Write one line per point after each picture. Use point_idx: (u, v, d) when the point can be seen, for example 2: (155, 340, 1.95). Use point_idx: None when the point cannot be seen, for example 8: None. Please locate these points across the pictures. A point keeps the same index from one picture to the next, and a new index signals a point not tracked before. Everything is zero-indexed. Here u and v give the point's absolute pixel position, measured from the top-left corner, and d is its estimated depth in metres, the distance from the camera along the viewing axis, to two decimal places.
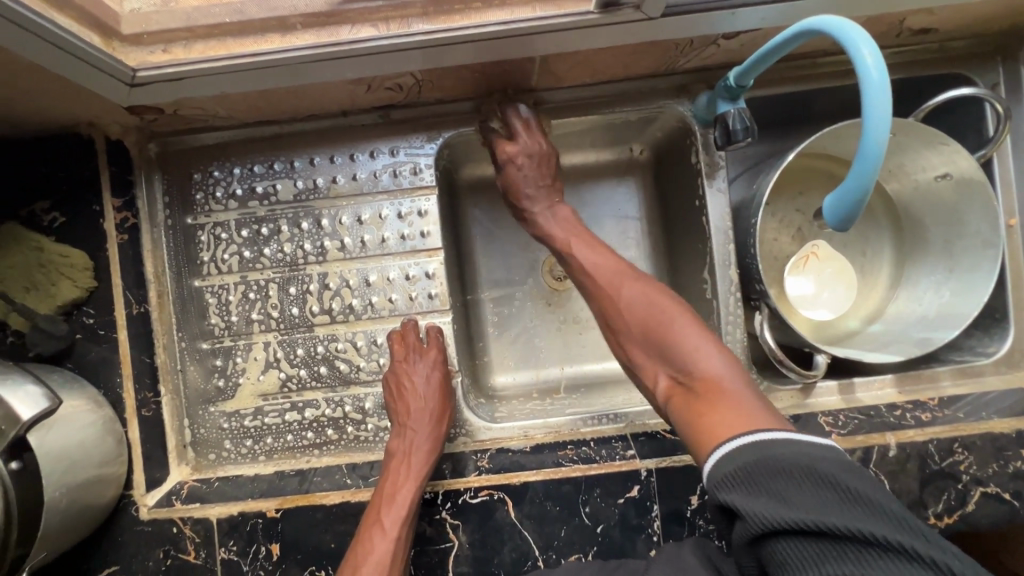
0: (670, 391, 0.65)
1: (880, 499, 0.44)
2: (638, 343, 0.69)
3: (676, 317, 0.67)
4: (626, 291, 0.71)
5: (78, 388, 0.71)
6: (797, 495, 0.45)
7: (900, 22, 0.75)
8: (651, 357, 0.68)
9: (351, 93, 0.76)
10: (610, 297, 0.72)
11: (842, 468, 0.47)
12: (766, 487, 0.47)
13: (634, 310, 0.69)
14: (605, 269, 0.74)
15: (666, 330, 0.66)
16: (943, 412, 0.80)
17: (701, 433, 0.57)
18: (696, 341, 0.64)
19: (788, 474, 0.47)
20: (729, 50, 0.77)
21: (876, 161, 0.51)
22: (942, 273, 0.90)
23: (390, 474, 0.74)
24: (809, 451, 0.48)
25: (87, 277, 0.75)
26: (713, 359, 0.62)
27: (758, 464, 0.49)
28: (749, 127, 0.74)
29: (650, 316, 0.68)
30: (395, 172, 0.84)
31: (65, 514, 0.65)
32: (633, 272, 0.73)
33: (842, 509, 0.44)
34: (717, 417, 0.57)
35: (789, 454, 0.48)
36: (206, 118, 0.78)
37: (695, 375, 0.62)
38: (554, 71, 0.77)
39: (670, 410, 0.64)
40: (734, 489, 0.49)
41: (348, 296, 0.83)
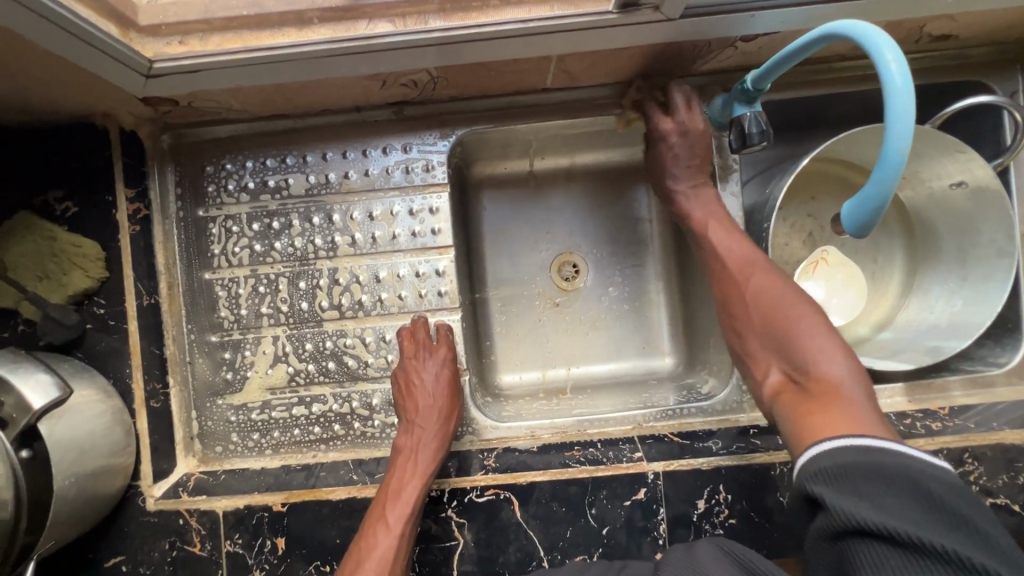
0: (779, 387, 0.67)
1: (985, 533, 0.42)
2: (756, 336, 0.71)
3: (803, 318, 0.68)
4: (755, 279, 0.73)
5: (88, 378, 0.71)
6: (893, 504, 0.44)
7: (920, 28, 0.74)
8: (768, 352, 0.70)
9: (365, 88, 0.76)
10: (737, 283, 0.74)
11: (949, 492, 0.45)
12: (861, 490, 0.47)
13: (760, 303, 0.72)
14: (730, 255, 0.76)
15: (792, 329, 0.68)
16: (953, 421, 0.79)
17: (803, 428, 0.59)
18: (828, 344, 0.65)
19: (886, 483, 0.46)
20: (747, 52, 0.77)
21: (898, 168, 0.51)
22: (955, 282, 0.89)
23: (397, 469, 0.74)
24: (917, 469, 0.47)
25: (99, 268, 0.74)
26: (839, 368, 0.62)
27: (860, 465, 0.49)
28: (765, 131, 0.73)
29: (777, 311, 0.70)
30: (408, 168, 0.84)
31: (73, 503, 0.65)
32: (764, 264, 0.75)
33: (941, 528, 0.42)
34: (825, 417, 0.58)
35: (895, 465, 0.48)
36: (220, 110, 0.78)
37: (814, 376, 0.64)
38: (570, 70, 0.77)
39: (776, 402, 0.66)
40: (827, 485, 0.49)
41: (358, 292, 0.83)
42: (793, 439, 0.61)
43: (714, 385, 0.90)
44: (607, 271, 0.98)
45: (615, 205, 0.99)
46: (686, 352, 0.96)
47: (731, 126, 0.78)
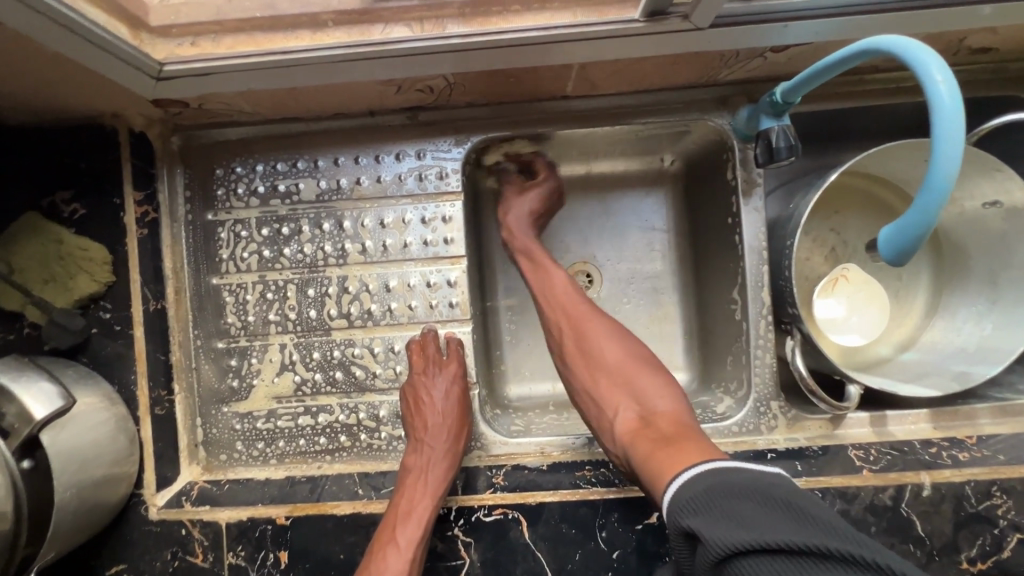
0: (627, 428, 0.66)
1: (826, 515, 0.46)
2: (601, 383, 0.71)
3: (640, 363, 0.71)
4: (596, 329, 0.75)
5: (92, 384, 0.70)
6: (752, 516, 0.46)
7: (960, 40, 0.71)
8: (614, 398, 0.69)
9: (380, 93, 0.74)
10: (584, 326, 0.75)
11: (787, 488, 0.48)
12: (723, 513, 0.47)
13: (605, 349, 0.73)
14: (580, 304, 0.77)
15: (632, 372, 0.70)
16: (982, 452, 0.76)
17: (658, 466, 0.57)
18: (655, 381, 0.69)
19: (740, 496, 0.48)
20: (776, 63, 0.74)
21: (944, 195, 0.49)
22: (984, 304, 0.86)
23: (407, 490, 0.72)
24: (757, 477, 0.50)
25: (105, 272, 0.73)
26: (673, 401, 0.67)
27: (714, 485, 0.50)
28: (793, 145, 0.71)
29: (619, 355, 0.72)
30: (421, 175, 0.82)
31: (75, 513, 0.64)
32: (597, 316, 0.76)
33: (793, 524, 0.44)
34: (672, 450, 0.58)
35: (737, 476, 0.50)
36: (231, 113, 0.77)
37: (655, 416, 0.65)
38: (591, 78, 0.74)
39: (628, 446, 0.64)
40: (695, 515, 0.49)
41: (368, 301, 0.81)
42: (651, 487, 0.58)
43: (728, 406, 0.86)
44: (620, 282, 0.95)
45: (630, 214, 0.96)
46: (701, 368, 0.94)
47: (757, 139, 0.75)
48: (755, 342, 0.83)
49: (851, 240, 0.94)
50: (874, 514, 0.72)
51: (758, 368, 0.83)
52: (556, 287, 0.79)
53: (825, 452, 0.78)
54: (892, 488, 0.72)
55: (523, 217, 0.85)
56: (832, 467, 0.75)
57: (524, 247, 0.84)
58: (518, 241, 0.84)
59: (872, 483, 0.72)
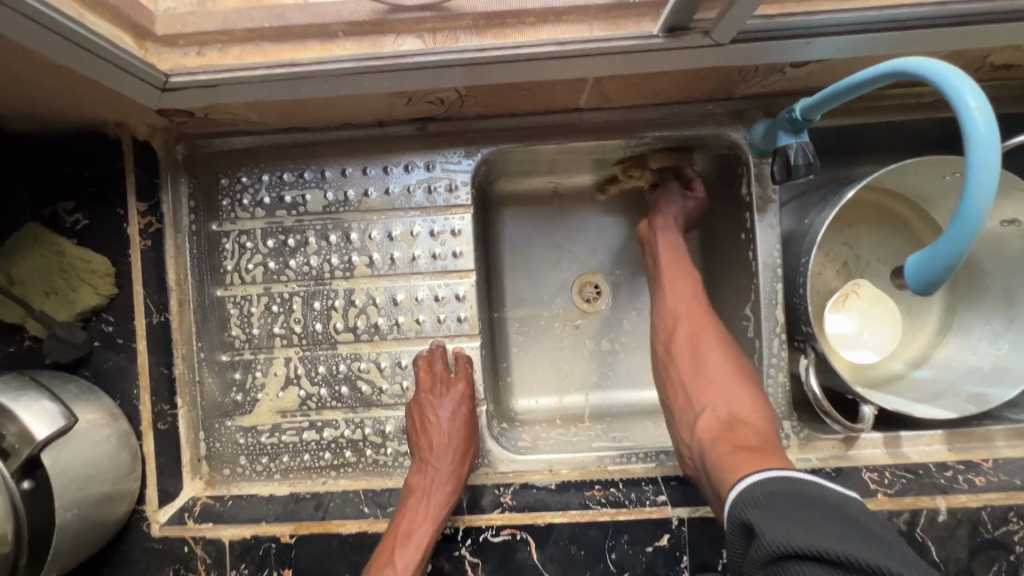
0: (709, 428, 0.66)
1: (893, 545, 0.44)
2: (697, 381, 0.72)
3: (745, 375, 0.71)
4: (710, 336, 0.76)
5: (94, 399, 0.68)
6: (817, 524, 0.45)
7: (984, 57, 0.69)
8: (705, 398, 0.70)
9: (389, 105, 0.73)
10: (690, 322, 0.77)
11: (856, 509, 0.47)
12: (786, 513, 0.47)
13: (710, 350, 0.74)
14: (697, 308, 0.78)
15: (731, 381, 0.70)
16: (998, 476, 0.74)
17: (732, 464, 0.58)
18: (753, 397, 0.69)
19: (806, 505, 0.47)
20: (795, 78, 0.72)
21: (976, 226, 0.48)
22: (1000, 323, 0.84)
23: (407, 512, 0.70)
24: (827, 493, 0.49)
25: (108, 284, 0.72)
26: (763, 420, 0.66)
27: (783, 490, 0.50)
28: (812, 163, 0.69)
29: (724, 364, 0.72)
30: (430, 187, 0.80)
31: (77, 533, 0.63)
32: (711, 321, 0.77)
33: (858, 542, 0.43)
34: (752, 455, 0.58)
35: (808, 487, 0.49)
36: (237, 122, 0.75)
37: (744, 423, 0.65)
38: (606, 91, 0.73)
39: (705, 441, 0.65)
40: (758, 511, 0.49)
41: (374, 315, 0.80)
42: (717, 481, 0.59)
43: None
44: (629, 295, 0.94)
45: None
46: None
47: (774, 155, 0.73)
48: (768, 360, 0.81)
49: (864, 255, 0.93)
50: None
51: (771, 386, 0.82)
52: (676, 288, 0.80)
53: (838, 474, 0.77)
54: (907, 513, 0.71)
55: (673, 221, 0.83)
56: (846, 489, 0.74)
57: (668, 248, 0.82)
58: (663, 240, 0.83)
59: (887, 507, 0.71)
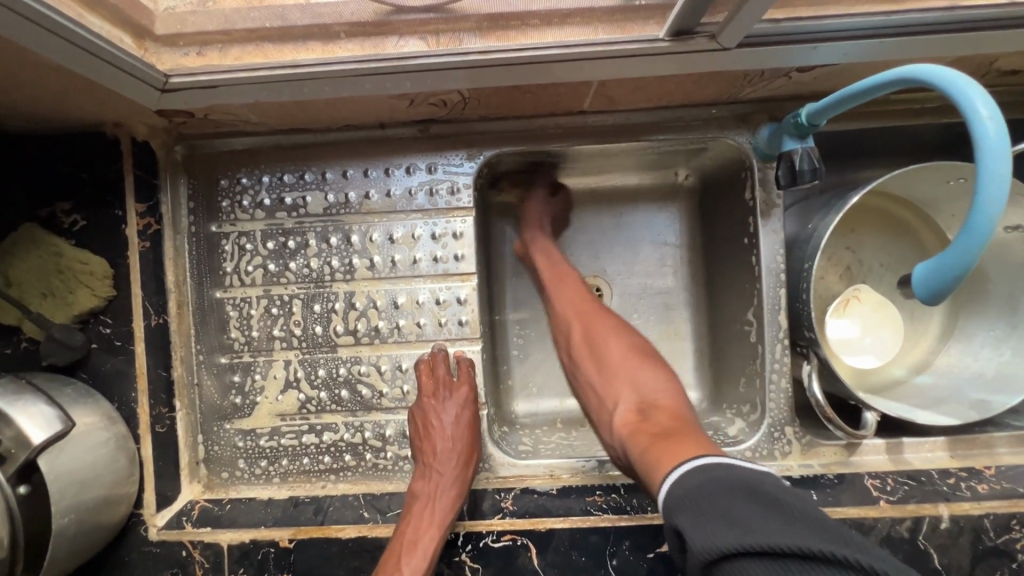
0: (626, 420, 0.65)
1: (823, 519, 0.43)
2: (603, 376, 0.71)
3: (648, 358, 0.71)
4: (605, 328, 0.75)
5: (91, 403, 0.68)
6: (744, 516, 0.43)
7: (991, 63, 0.68)
8: (615, 389, 0.69)
9: (392, 107, 0.72)
10: (586, 324, 0.76)
11: (778, 488, 0.46)
12: (713, 511, 0.45)
13: (607, 343, 0.73)
14: (586, 305, 0.78)
15: (634, 365, 0.70)
16: (1001, 484, 0.74)
17: (654, 459, 0.56)
18: (659, 376, 0.69)
19: (731, 494, 0.46)
20: (800, 82, 0.72)
21: (986, 236, 0.48)
22: (1004, 329, 0.83)
23: (412, 519, 0.70)
24: (751, 476, 0.48)
25: (106, 286, 0.71)
26: (672, 395, 0.66)
27: (704, 483, 0.48)
28: (817, 168, 0.68)
29: (622, 352, 0.72)
30: (432, 190, 0.80)
31: (74, 538, 0.62)
32: (602, 317, 0.76)
33: (784, 525, 0.42)
34: (670, 442, 0.57)
35: (728, 475, 0.48)
36: (237, 123, 0.74)
37: (654, 408, 0.64)
38: (609, 95, 0.72)
39: (626, 437, 0.63)
40: (685, 513, 0.47)
41: (375, 318, 0.79)
42: (646, 480, 0.57)
43: (741, 429, 0.84)
44: (630, 298, 0.94)
45: (642, 229, 0.95)
46: (712, 387, 0.92)
47: (779, 159, 0.72)
48: (770, 366, 0.81)
49: (866, 259, 0.92)
50: (890, 546, 0.70)
51: (773, 392, 0.81)
52: (569, 289, 0.80)
53: (840, 480, 0.77)
54: (910, 520, 0.70)
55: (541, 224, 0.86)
56: (849, 496, 0.74)
57: (545, 255, 0.84)
58: (537, 247, 0.85)
59: (890, 514, 0.71)
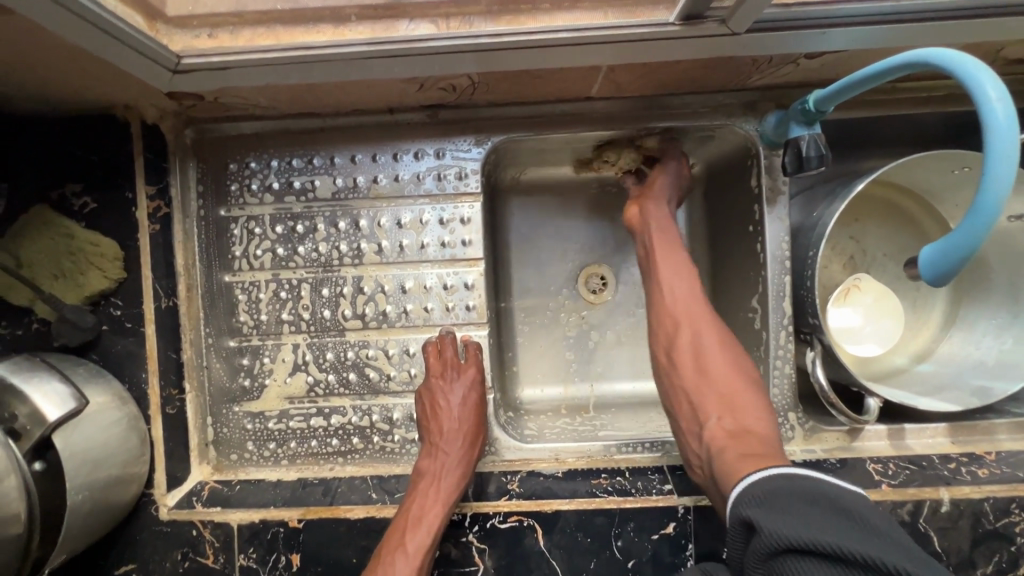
0: (714, 438, 0.64)
1: (897, 539, 0.45)
2: (702, 385, 0.68)
3: (749, 379, 0.68)
4: (711, 337, 0.71)
5: (103, 383, 0.68)
6: (817, 518, 0.47)
7: (998, 51, 0.69)
8: (707, 405, 0.67)
9: (401, 91, 0.72)
10: (688, 326, 0.73)
11: (852, 502, 0.49)
12: (785, 508, 0.48)
13: (711, 353, 0.70)
14: (693, 308, 0.74)
15: (736, 386, 0.67)
16: (1001, 469, 0.75)
17: (738, 474, 0.57)
18: (759, 401, 0.66)
19: (806, 502, 0.49)
20: (808, 69, 0.72)
21: (993, 218, 0.49)
22: (1005, 318, 0.84)
23: (417, 496, 0.70)
24: (832, 491, 0.50)
25: (117, 268, 0.71)
26: (768, 428, 0.64)
27: (786, 488, 0.51)
28: (823, 154, 0.69)
29: (725, 369, 0.69)
30: (440, 175, 0.80)
31: (87, 516, 0.63)
32: (710, 321, 0.73)
33: (855, 535, 0.45)
34: (759, 467, 0.57)
35: (809, 485, 0.51)
36: (246, 107, 0.74)
37: (750, 430, 0.63)
38: (619, 81, 0.73)
39: (711, 449, 0.63)
40: (757, 508, 0.51)
41: (383, 302, 0.80)
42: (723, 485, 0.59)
43: None
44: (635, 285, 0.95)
45: None
46: None
47: (785, 145, 0.73)
48: (775, 352, 0.82)
49: (870, 249, 0.93)
50: None
51: (776, 378, 0.82)
52: (682, 284, 0.75)
53: (842, 465, 0.78)
54: (911, 504, 0.71)
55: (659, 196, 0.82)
56: (850, 480, 0.75)
57: (659, 231, 0.79)
58: (654, 223, 0.80)
59: (891, 498, 0.72)
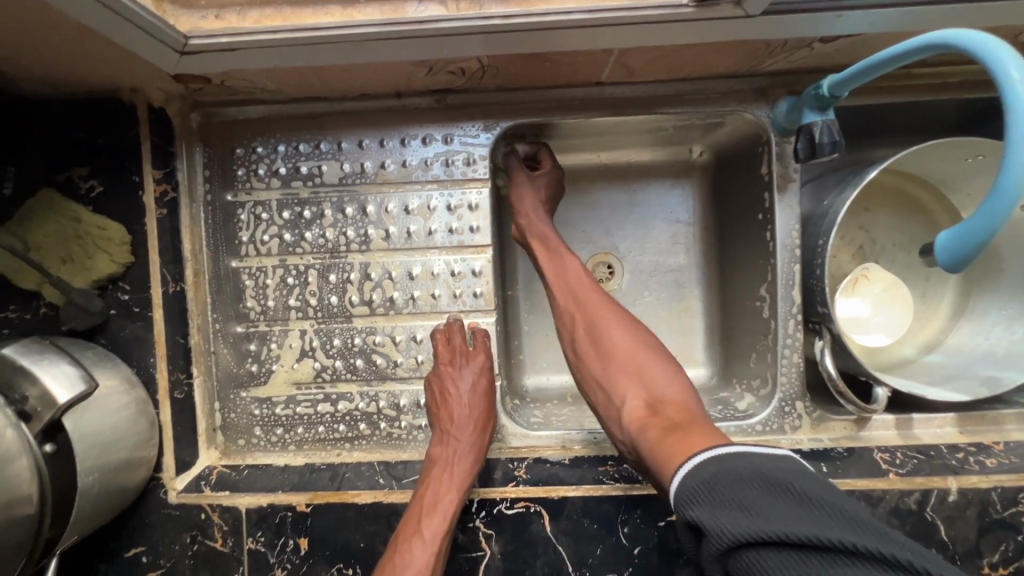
0: (634, 419, 0.65)
1: (842, 505, 0.44)
2: (608, 373, 0.70)
3: (652, 351, 0.71)
4: (607, 319, 0.74)
5: (111, 367, 0.68)
6: (761, 505, 0.45)
7: (1016, 35, 0.67)
8: (619, 385, 0.69)
9: (410, 75, 0.71)
10: (589, 314, 0.75)
11: (788, 473, 0.47)
12: (731, 502, 0.46)
13: (610, 336, 0.72)
14: (586, 293, 0.76)
15: (641, 359, 0.70)
16: (1009, 459, 0.75)
17: (665, 453, 0.57)
18: (664, 368, 0.68)
19: (746, 486, 0.46)
20: (822, 54, 0.71)
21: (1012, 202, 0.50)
22: (1016, 308, 0.83)
23: (431, 483, 0.70)
24: (767, 464, 0.48)
25: (124, 252, 0.71)
26: (680, 390, 0.66)
27: (719, 475, 0.49)
28: (837, 141, 0.68)
29: (628, 345, 0.71)
30: (448, 161, 0.79)
31: (97, 499, 0.64)
32: (603, 304, 0.75)
33: (802, 517, 0.43)
34: (677, 436, 0.58)
35: (741, 464, 0.49)
36: (253, 90, 0.74)
37: (661, 402, 0.65)
38: (629, 65, 0.72)
39: (635, 433, 0.63)
40: (699, 505, 0.48)
41: (390, 289, 0.80)
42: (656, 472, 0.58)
43: (751, 404, 0.85)
44: (641, 274, 0.94)
45: (655, 205, 0.95)
46: (722, 362, 0.93)
47: (798, 132, 0.72)
48: (783, 341, 0.81)
49: (880, 238, 0.92)
50: (898, 518, 0.71)
51: (784, 367, 0.82)
52: (569, 275, 0.78)
53: (850, 454, 0.78)
54: (918, 493, 0.71)
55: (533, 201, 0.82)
56: (857, 468, 0.75)
57: (540, 233, 0.81)
58: (533, 229, 0.82)
59: (899, 487, 0.71)
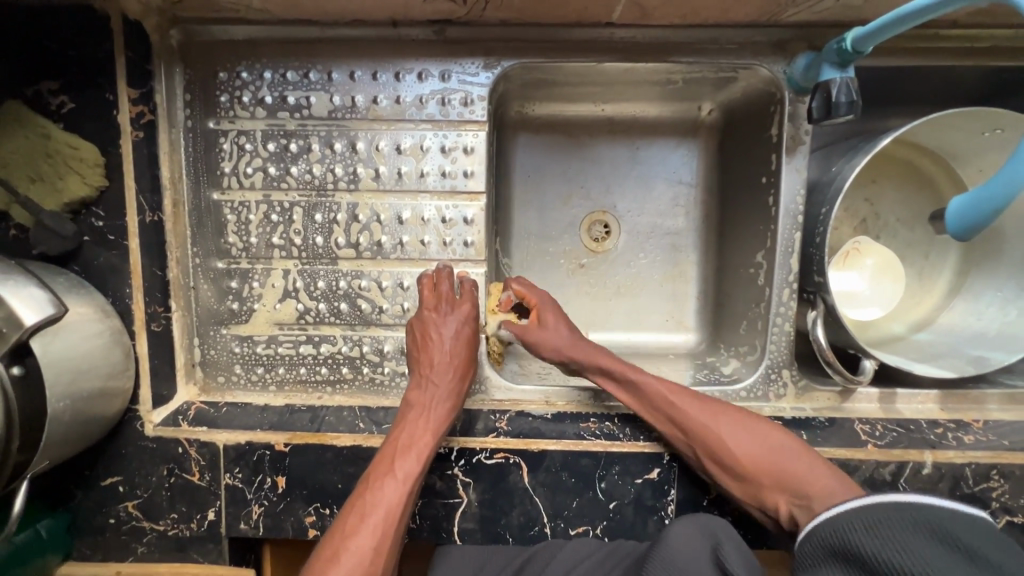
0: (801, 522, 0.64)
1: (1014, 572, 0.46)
2: (744, 483, 0.68)
3: (779, 445, 0.68)
4: (711, 426, 0.69)
5: (83, 295, 0.66)
6: (907, 538, 0.49)
7: None
8: (764, 493, 0.67)
9: (406, 1, 0.66)
10: (694, 430, 0.70)
11: (954, 526, 0.50)
12: (877, 527, 0.52)
13: (731, 446, 0.68)
14: (683, 404, 0.71)
15: (773, 463, 0.67)
16: (987, 437, 0.76)
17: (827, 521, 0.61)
18: (795, 459, 0.66)
19: (906, 525, 0.51)
20: (848, 5, 0.67)
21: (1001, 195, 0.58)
22: (1011, 290, 0.82)
23: (407, 425, 0.69)
24: (937, 513, 0.51)
25: (97, 175, 0.67)
26: (823, 478, 0.64)
27: (876, 509, 0.54)
28: (854, 101, 0.64)
29: (749, 450, 0.68)
30: (444, 99, 0.75)
31: (69, 426, 0.62)
32: (702, 405, 0.71)
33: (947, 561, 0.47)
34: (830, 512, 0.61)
35: (903, 505, 0.53)
36: (238, 9, 0.69)
37: (811, 500, 0.63)
38: (643, 5, 0.67)
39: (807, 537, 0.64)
40: (849, 528, 0.54)
41: (378, 232, 0.77)
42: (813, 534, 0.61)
43: (737, 369, 0.84)
44: (638, 236, 0.92)
45: (657, 163, 0.91)
46: (711, 329, 0.92)
47: (814, 90, 0.68)
48: (776, 309, 0.80)
49: (883, 213, 0.89)
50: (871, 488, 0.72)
51: (774, 335, 0.81)
52: (654, 396, 0.72)
53: (830, 423, 0.78)
54: (894, 464, 0.71)
55: (554, 320, 0.77)
56: (837, 438, 0.75)
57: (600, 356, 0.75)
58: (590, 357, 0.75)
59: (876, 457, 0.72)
